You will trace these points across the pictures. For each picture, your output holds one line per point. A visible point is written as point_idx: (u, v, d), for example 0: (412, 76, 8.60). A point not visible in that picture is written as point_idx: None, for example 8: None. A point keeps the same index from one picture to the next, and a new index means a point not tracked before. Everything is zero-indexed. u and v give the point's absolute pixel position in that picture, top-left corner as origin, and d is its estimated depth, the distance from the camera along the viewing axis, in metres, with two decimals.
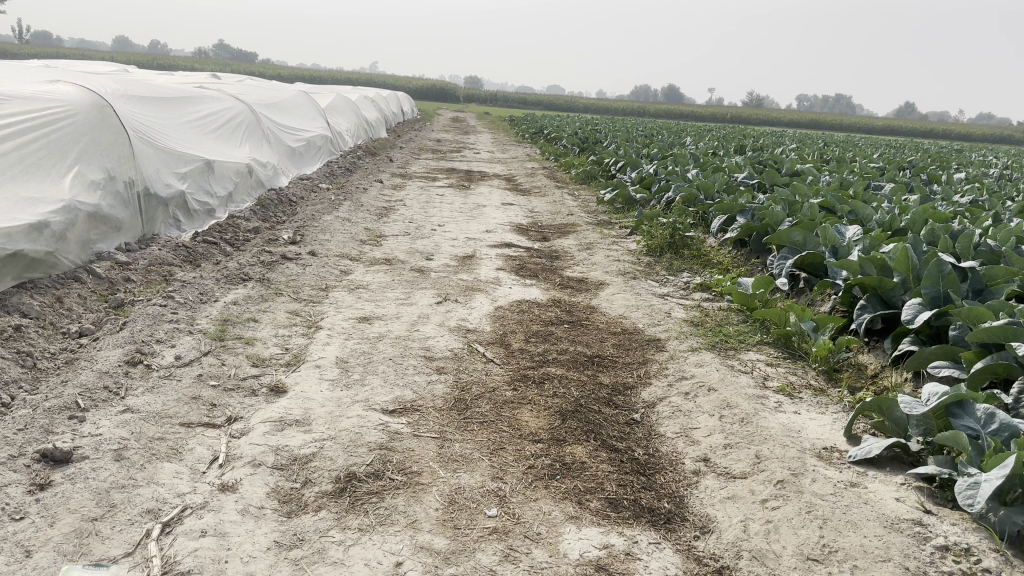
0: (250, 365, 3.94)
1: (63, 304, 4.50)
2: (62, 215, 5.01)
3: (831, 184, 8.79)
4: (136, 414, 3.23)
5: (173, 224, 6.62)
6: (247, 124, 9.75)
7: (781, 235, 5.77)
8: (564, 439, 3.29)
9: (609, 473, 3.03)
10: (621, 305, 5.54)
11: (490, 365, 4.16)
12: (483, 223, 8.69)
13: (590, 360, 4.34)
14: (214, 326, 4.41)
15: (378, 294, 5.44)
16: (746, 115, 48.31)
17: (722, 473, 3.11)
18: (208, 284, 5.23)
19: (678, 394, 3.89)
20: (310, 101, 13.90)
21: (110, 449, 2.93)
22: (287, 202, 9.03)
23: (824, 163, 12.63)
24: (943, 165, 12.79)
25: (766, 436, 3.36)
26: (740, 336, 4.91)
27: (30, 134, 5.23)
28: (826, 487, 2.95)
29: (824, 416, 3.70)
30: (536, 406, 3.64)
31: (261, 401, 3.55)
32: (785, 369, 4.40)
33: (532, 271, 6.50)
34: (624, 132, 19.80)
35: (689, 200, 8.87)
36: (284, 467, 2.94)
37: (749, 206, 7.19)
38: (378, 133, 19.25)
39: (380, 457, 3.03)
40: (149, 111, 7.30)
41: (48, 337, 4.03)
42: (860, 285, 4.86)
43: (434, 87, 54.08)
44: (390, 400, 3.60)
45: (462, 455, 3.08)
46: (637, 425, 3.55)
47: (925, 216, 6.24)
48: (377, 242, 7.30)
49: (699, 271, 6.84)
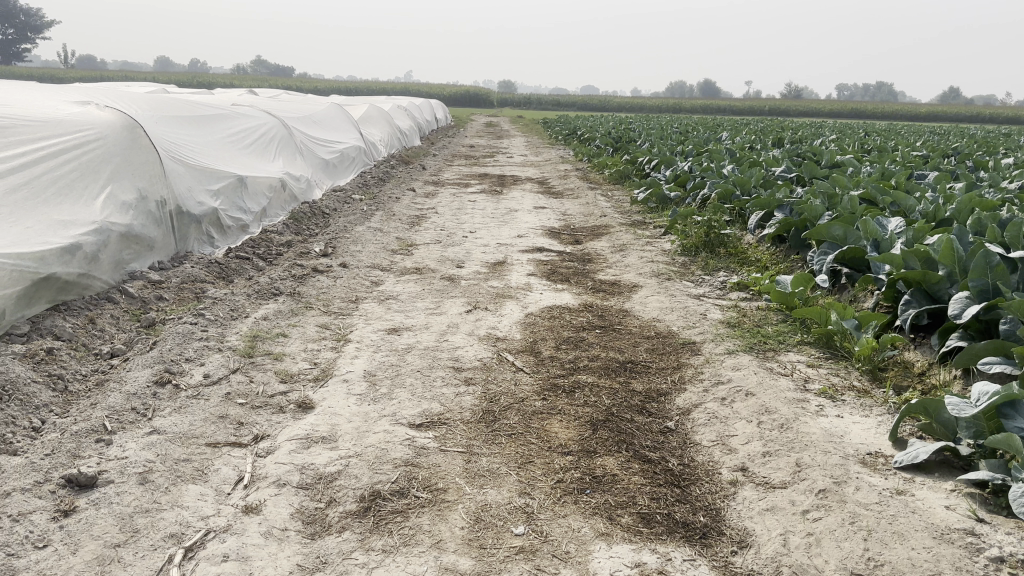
0: (278, 381, 3.91)
1: (95, 325, 4.53)
2: (94, 236, 5.06)
3: (872, 175, 8.53)
4: (162, 436, 3.22)
5: (206, 241, 6.66)
6: (279, 138, 9.81)
7: (820, 230, 5.60)
8: (595, 451, 3.19)
9: (642, 485, 2.93)
10: (655, 308, 5.43)
11: (520, 374, 4.08)
12: (515, 228, 8.62)
13: (622, 367, 4.23)
14: (243, 343, 4.40)
15: (408, 305, 5.40)
16: (783, 107, 47.51)
17: (761, 483, 2.98)
18: (238, 300, 5.24)
19: (714, 399, 3.77)
20: (343, 112, 13.97)
21: (136, 472, 2.91)
22: (320, 214, 9.07)
23: (866, 153, 12.30)
24: (990, 150, 12.39)
25: (807, 442, 3.23)
26: (780, 337, 4.75)
27: (64, 157, 5.31)
28: (870, 496, 2.81)
29: (869, 419, 3.54)
30: (566, 416, 3.54)
31: (288, 418, 3.51)
32: (826, 370, 4.24)
33: (564, 276, 6.41)
34: (658, 129, 19.61)
35: (725, 196, 8.70)
36: (309, 487, 2.89)
37: (787, 201, 7.00)
38: (411, 142, 19.34)
39: (406, 474, 2.96)
40: (181, 130, 7.37)
41: (80, 358, 4.05)
42: (904, 279, 4.69)
43: (468, 92, 54.22)
44: (417, 414, 3.54)
45: (490, 470, 3.01)
46: (672, 434, 3.44)
47: (971, 205, 6.02)
48: (408, 251, 7.27)
49: (737, 269, 6.68)
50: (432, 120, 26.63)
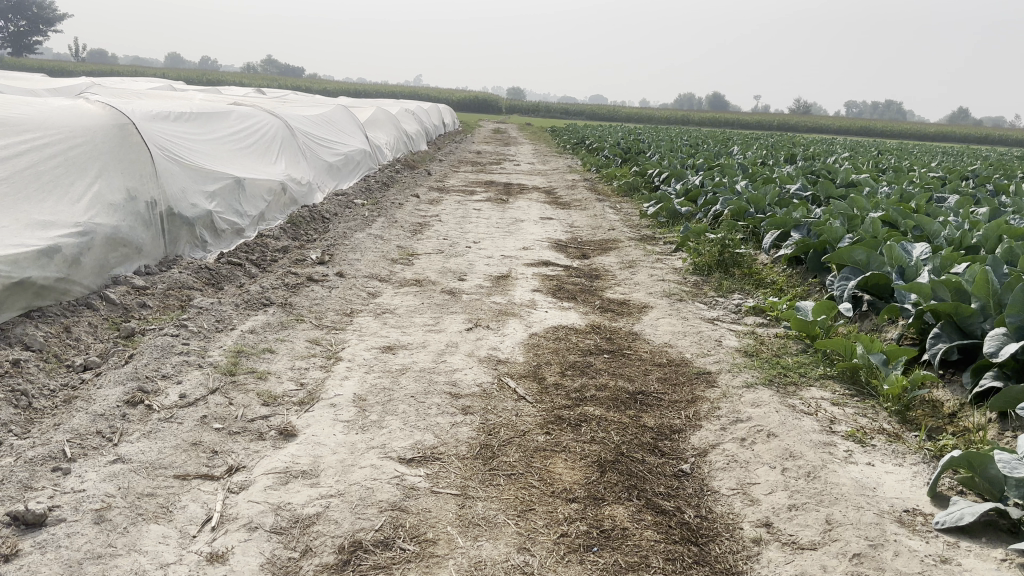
0: (260, 404, 3.60)
1: (70, 334, 4.24)
2: (77, 238, 4.78)
3: (891, 196, 8.21)
4: (127, 466, 2.92)
5: (198, 245, 6.35)
6: (281, 138, 9.53)
7: (841, 253, 5.26)
8: (603, 498, 2.89)
9: (655, 543, 2.62)
10: (666, 332, 5.12)
11: (521, 403, 3.78)
12: (521, 240, 8.32)
13: (632, 399, 3.91)
14: (226, 359, 4.10)
15: (406, 320, 5.10)
16: (793, 121, 47.09)
17: (788, 543, 2.68)
18: (226, 311, 4.93)
19: (733, 440, 3.47)
20: (349, 114, 13.71)
21: (92, 508, 2.62)
22: (319, 219, 8.78)
23: (882, 173, 11.95)
24: (1008, 173, 12.02)
25: (837, 496, 2.94)
26: (800, 369, 4.44)
27: (47, 153, 5.07)
28: (912, 564, 2.53)
29: (903, 469, 3.24)
30: (571, 455, 3.24)
31: (267, 447, 3.21)
32: (852, 409, 3.93)
33: (571, 293, 6.10)
34: (668, 142, 19.24)
35: (738, 213, 8.37)
36: (283, 532, 2.59)
37: (805, 221, 6.69)
38: (418, 146, 19.06)
39: (391, 521, 2.66)
40: (178, 127, 7.10)
41: (49, 370, 3.76)
42: (932, 311, 4.37)
43: (476, 98, 54.07)
44: (409, 447, 3.23)
45: (486, 518, 2.71)
46: (686, 479, 3.14)
47: (999, 232, 5.71)
48: (408, 261, 6.98)
49: (751, 292, 6.38)
50: (440, 124, 26.44)
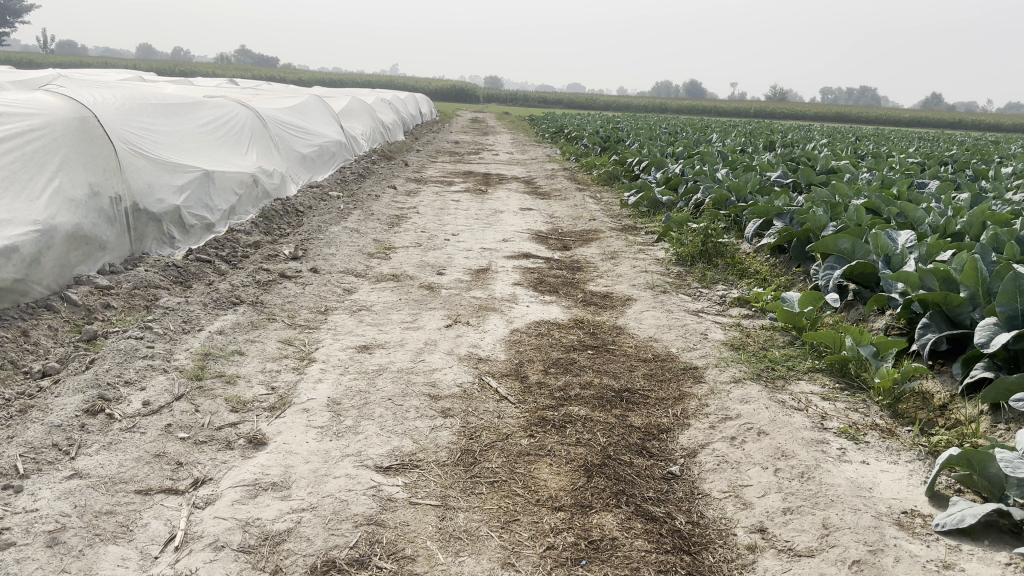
0: (228, 411, 3.43)
1: (29, 338, 4.03)
2: (36, 236, 4.56)
3: (873, 182, 8.13)
4: (84, 481, 2.75)
5: (166, 241, 6.12)
6: (253, 129, 9.28)
7: (825, 242, 5.13)
8: (590, 505, 2.76)
9: (646, 553, 2.49)
10: (650, 325, 5.00)
11: (503, 404, 3.63)
12: (500, 232, 8.17)
13: (618, 397, 3.78)
14: (192, 362, 3.92)
15: (382, 317, 4.94)
16: (768, 108, 47.19)
17: (784, 549, 2.56)
18: (194, 311, 4.74)
19: (723, 439, 3.35)
20: (324, 104, 13.45)
21: (44, 530, 2.44)
22: (293, 212, 8.56)
23: (861, 158, 11.92)
24: (986, 158, 12.02)
25: (833, 497, 2.82)
26: (788, 362, 4.33)
27: (4, 147, 4.84)
28: (913, 569, 2.41)
29: (898, 467, 3.13)
30: (556, 459, 3.11)
31: (236, 458, 3.04)
32: (843, 404, 3.82)
33: (552, 286, 5.96)
34: (646, 129, 19.10)
35: (720, 202, 8.25)
36: (251, 550, 2.43)
37: (787, 210, 6.57)
38: (395, 136, 18.83)
39: (367, 536, 2.51)
40: (144, 118, 6.85)
41: (4, 377, 3.56)
42: (919, 300, 4.27)
43: (452, 88, 53.72)
44: (385, 454, 3.08)
45: (468, 531, 2.57)
46: (676, 482, 3.02)
47: (983, 218, 5.64)
48: (385, 255, 6.80)
49: (735, 282, 6.28)
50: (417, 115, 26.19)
